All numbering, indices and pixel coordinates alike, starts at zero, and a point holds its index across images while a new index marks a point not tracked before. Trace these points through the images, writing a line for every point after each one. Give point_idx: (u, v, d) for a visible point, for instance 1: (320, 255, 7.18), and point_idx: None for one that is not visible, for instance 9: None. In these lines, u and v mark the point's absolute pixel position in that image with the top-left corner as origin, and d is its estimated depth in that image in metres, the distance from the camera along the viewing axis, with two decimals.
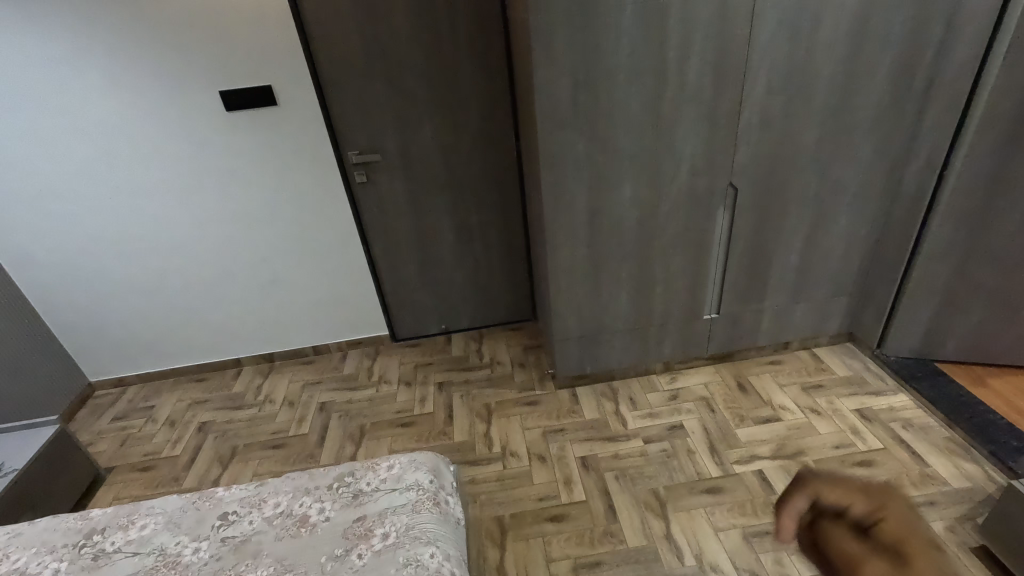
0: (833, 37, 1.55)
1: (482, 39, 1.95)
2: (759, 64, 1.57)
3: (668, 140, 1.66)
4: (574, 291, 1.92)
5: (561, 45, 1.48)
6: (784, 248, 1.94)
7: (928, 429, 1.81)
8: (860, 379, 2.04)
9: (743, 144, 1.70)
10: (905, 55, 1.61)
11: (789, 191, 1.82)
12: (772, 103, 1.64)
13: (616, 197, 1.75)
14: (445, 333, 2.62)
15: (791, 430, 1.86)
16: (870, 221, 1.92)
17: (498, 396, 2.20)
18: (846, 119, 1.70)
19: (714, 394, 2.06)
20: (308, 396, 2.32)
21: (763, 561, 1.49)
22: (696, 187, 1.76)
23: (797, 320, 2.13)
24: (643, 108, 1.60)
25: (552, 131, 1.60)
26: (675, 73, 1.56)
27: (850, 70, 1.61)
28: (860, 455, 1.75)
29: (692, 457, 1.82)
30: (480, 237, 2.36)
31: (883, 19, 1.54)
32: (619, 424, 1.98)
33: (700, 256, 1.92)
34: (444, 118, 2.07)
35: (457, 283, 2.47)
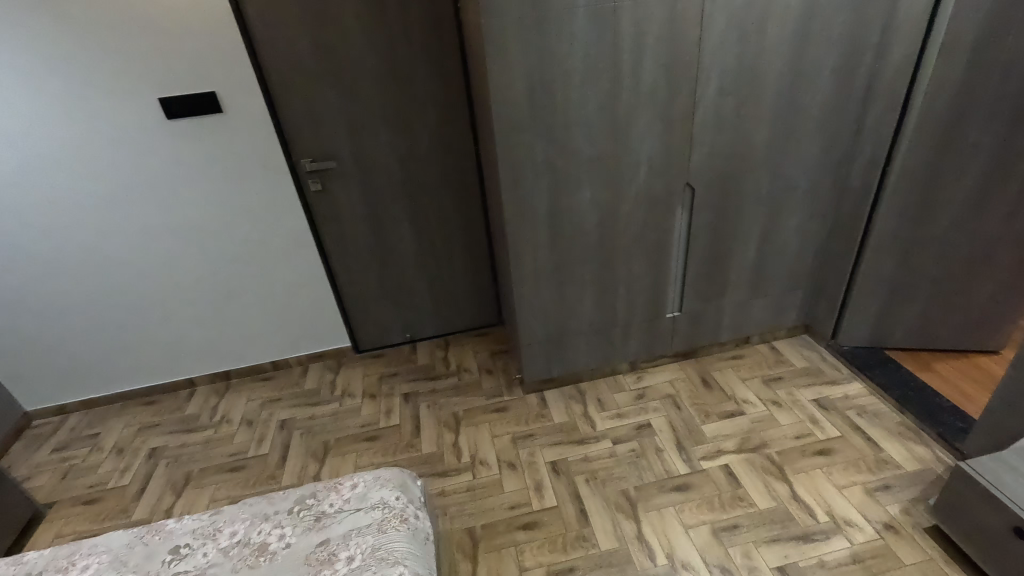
0: (778, 41, 1.60)
1: (437, 42, 1.91)
2: (711, 66, 1.60)
3: (625, 142, 1.67)
4: (538, 296, 1.91)
5: (515, 47, 1.46)
6: (741, 245, 1.99)
7: (881, 415, 1.88)
8: (816, 369, 2.11)
9: (698, 145, 1.73)
10: (846, 57, 1.67)
11: (743, 190, 1.86)
12: (724, 104, 1.67)
13: (576, 201, 1.75)
14: (410, 342, 2.56)
15: (754, 424, 1.90)
16: (820, 216, 1.98)
17: (466, 404, 2.17)
18: (794, 118, 1.75)
19: (679, 391, 2.09)
20: (268, 414, 2.22)
21: (732, 555, 1.51)
22: (654, 188, 1.78)
23: (756, 314, 2.19)
24: (600, 110, 1.60)
25: (509, 135, 1.59)
26: (629, 77, 1.57)
27: (796, 72, 1.66)
28: (820, 444, 1.80)
29: (660, 455, 1.83)
30: (442, 243, 2.33)
31: (825, 20, 1.59)
32: (588, 426, 1.98)
33: (660, 257, 1.94)
34: (399, 124, 2.03)
35: (419, 291, 2.43)
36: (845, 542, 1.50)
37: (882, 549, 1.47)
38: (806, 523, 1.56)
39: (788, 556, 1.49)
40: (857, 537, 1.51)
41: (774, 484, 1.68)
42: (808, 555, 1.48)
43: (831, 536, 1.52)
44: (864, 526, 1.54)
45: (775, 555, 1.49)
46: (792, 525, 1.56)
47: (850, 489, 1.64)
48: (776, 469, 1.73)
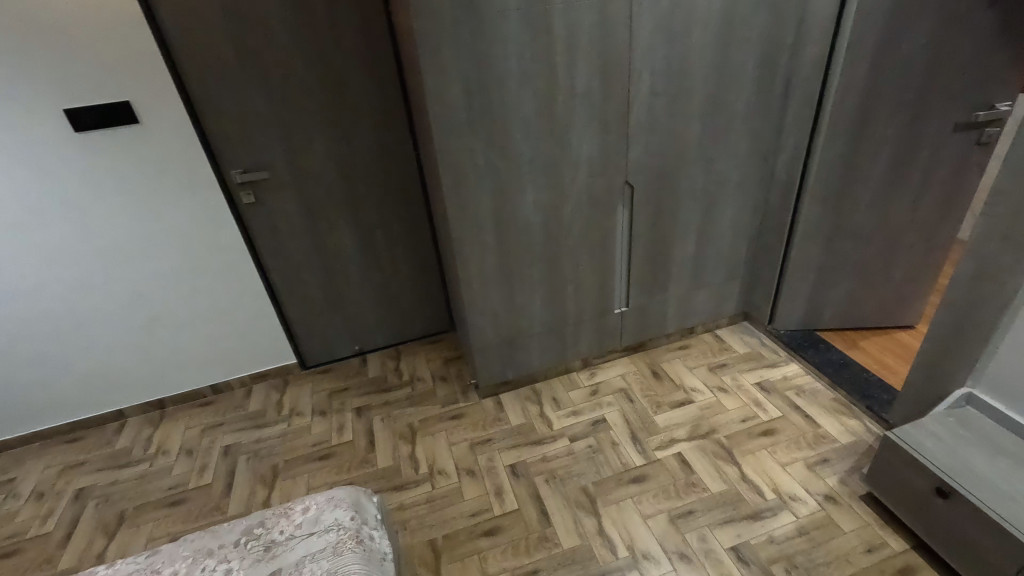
0: (703, 41, 1.66)
1: (370, 46, 1.86)
2: (642, 66, 1.64)
3: (565, 144, 1.69)
4: (488, 299, 1.90)
5: (449, 50, 1.45)
6: (681, 239, 2.06)
7: (817, 393, 2.00)
8: (757, 354, 2.22)
9: (634, 144, 1.78)
10: (765, 56, 1.76)
11: (680, 186, 1.93)
12: (656, 103, 1.72)
13: (520, 202, 1.75)
14: (359, 354, 2.49)
15: (702, 411, 1.97)
16: (752, 209, 2.08)
17: (421, 414, 2.13)
18: (723, 116, 1.83)
19: (631, 384, 2.14)
20: (209, 441, 2.10)
21: (689, 540, 1.55)
22: (595, 187, 1.81)
23: (699, 305, 2.27)
24: (538, 111, 1.61)
25: (449, 140, 1.57)
26: (565, 79, 1.59)
27: (721, 72, 1.74)
28: (764, 425, 1.89)
29: (616, 449, 1.86)
30: (387, 251, 2.27)
31: (745, 22, 1.67)
32: (545, 426, 1.99)
33: (606, 254, 1.98)
34: (335, 131, 1.96)
35: (367, 301, 2.36)
36: (791, 516, 1.58)
37: (824, 520, 1.56)
38: (755, 502, 1.63)
39: (740, 535, 1.55)
40: (801, 511, 1.59)
41: (724, 467, 1.75)
42: (758, 533, 1.55)
43: (778, 512, 1.60)
44: (807, 499, 1.62)
45: (728, 536, 1.55)
46: (743, 505, 1.63)
47: (793, 465, 1.73)
48: (725, 453, 1.80)
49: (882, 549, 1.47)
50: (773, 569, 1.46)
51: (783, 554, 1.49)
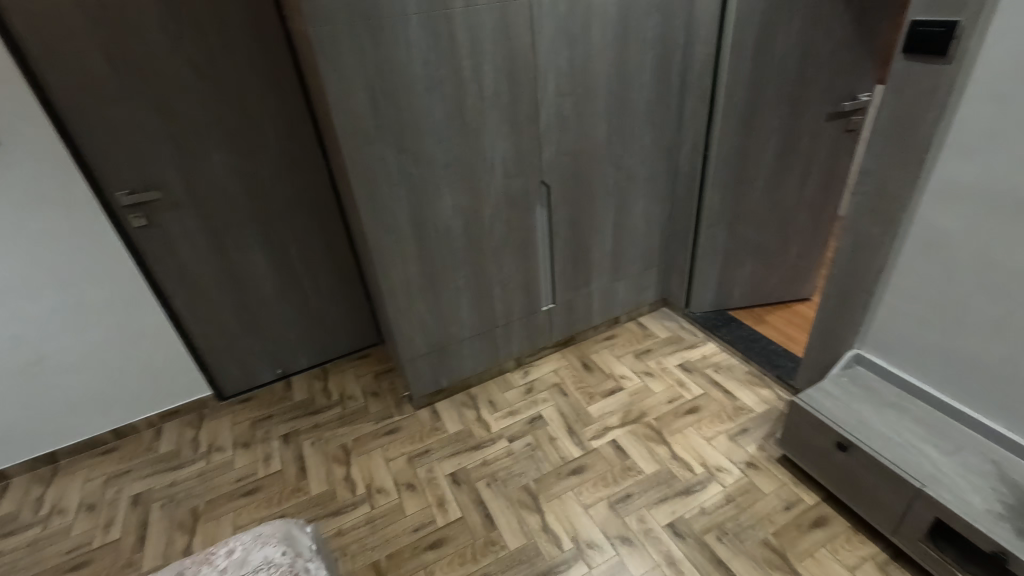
0: (602, 42, 1.73)
1: (265, 53, 1.76)
2: (547, 68, 1.68)
3: (478, 147, 1.70)
4: (413, 309, 1.87)
5: (349, 55, 1.40)
6: (599, 234, 2.13)
7: (732, 368, 2.14)
8: (677, 337, 2.34)
9: (546, 144, 1.81)
10: (661, 56, 1.86)
11: (593, 182, 1.99)
12: (564, 103, 1.77)
13: (438, 208, 1.73)
14: (283, 377, 2.36)
15: (632, 396, 2.06)
16: (661, 200, 2.20)
17: (354, 432, 2.05)
18: (626, 113, 1.91)
19: (564, 378, 2.19)
20: (114, 492, 1.90)
21: (629, 523, 1.61)
22: (512, 188, 1.83)
23: (621, 295, 2.36)
24: (448, 116, 1.60)
25: (358, 148, 1.52)
26: (472, 82, 1.59)
27: (621, 71, 1.82)
28: (688, 404, 2.00)
29: (554, 443, 1.89)
30: (304, 267, 2.17)
31: (639, 23, 1.76)
32: (483, 430, 1.99)
33: (529, 253, 2.01)
34: (234, 144, 1.84)
35: (286, 322, 2.24)
36: (719, 486, 1.69)
37: (748, 485, 1.68)
38: (686, 478, 1.72)
39: (675, 511, 1.63)
40: (727, 480, 1.70)
41: (656, 448, 1.83)
42: (691, 506, 1.63)
43: (707, 484, 1.70)
44: (731, 468, 1.74)
45: (664, 513, 1.62)
46: (675, 482, 1.72)
47: (717, 438, 1.85)
48: (655, 434, 1.88)
49: (797, 504, 1.60)
50: (706, 539, 1.54)
51: (714, 523, 1.58)
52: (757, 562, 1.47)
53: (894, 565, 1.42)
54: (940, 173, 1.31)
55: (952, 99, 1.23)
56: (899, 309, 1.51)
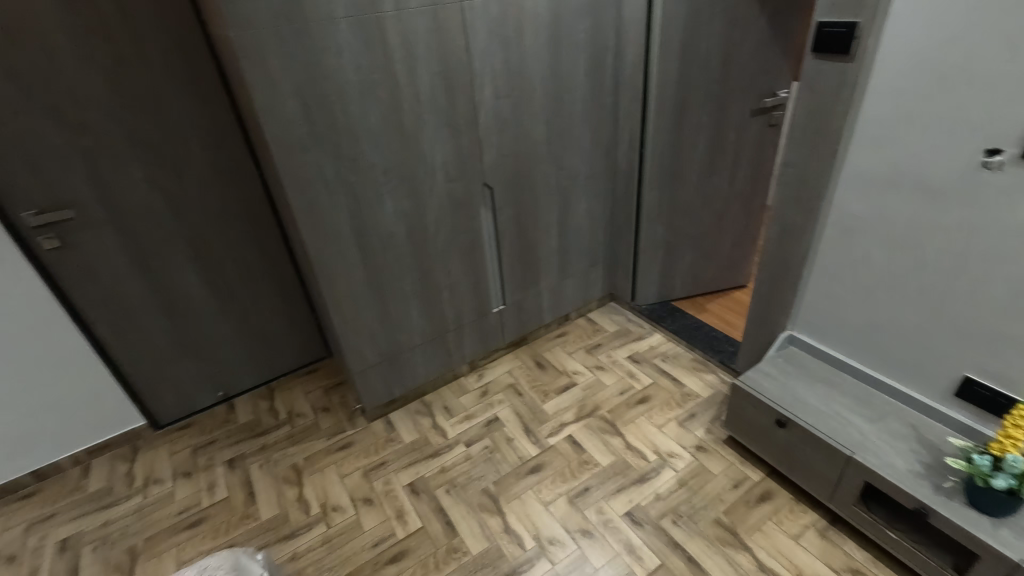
0: (536, 45, 1.75)
1: (184, 59, 1.67)
2: (482, 71, 1.68)
3: (417, 152, 1.68)
4: (360, 319, 1.82)
5: (275, 60, 1.35)
6: (544, 233, 2.15)
7: (678, 356, 2.22)
8: (626, 330, 2.41)
9: (487, 146, 1.82)
10: (593, 58, 1.91)
11: (536, 183, 2.01)
12: (501, 106, 1.78)
13: (379, 215, 1.70)
14: (225, 399, 2.24)
15: (585, 391, 2.09)
16: (602, 198, 2.25)
17: (305, 451, 1.97)
18: (564, 114, 1.95)
19: (519, 378, 2.20)
20: (38, 539, 1.74)
21: (589, 516, 1.64)
22: (455, 191, 1.82)
23: (569, 292, 2.40)
24: (385, 121, 1.57)
25: (291, 157, 1.47)
26: (407, 86, 1.57)
27: (556, 73, 1.85)
28: (639, 394, 2.05)
29: (512, 444, 1.90)
30: (241, 283, 2.07)
31: (570, 26, 1.79)
32: (440, 436, 1.97)
33: (476, 256, 2.00)
34: (155, 156, 1.73)
35: (225, 342, 2.13)
36: (672, 471, 1.74)
37: (698, 468, 1.74)
38: (641, 466, 1.77)
39: (631, 499, 1.67)
40: (679, 465, 1.76)
41: (610, 440, 1.88)
42: (646, 493, 1.68)
43: (660, 470, 1.75)
44: (683, 453, 1.80)
45: (622, 503, 1.66)
46: (630, 471, 1.76)
47: (667, 425, 1.91)
48: (610, 427, 1.93)
49: (744, 482, 1.68)
50: (662, 523, 1.59)
51: (669, 507, 1.63)
52: (711, 541, 1.53)
53: (832, 530, 1.52)
54: (851, 163, 1.41)
55: (858, 94, 1.33)
56: (824, 290, 1.62)
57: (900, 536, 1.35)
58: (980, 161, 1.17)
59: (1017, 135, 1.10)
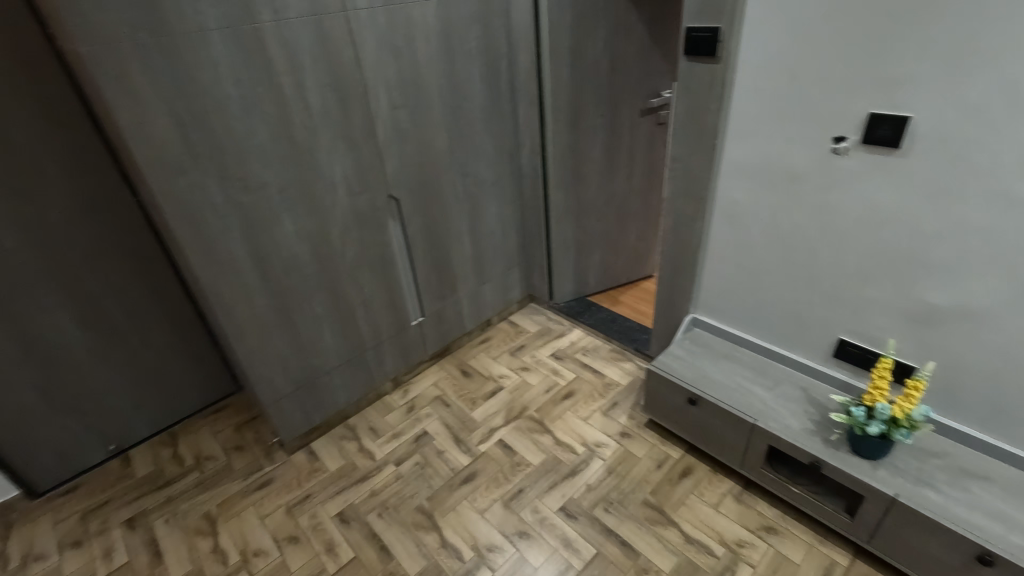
0: (428, 54, 1.75)
1: (31, 79, 1.48)
2: (375, 81, 1.65)
3: (313, 167, 1.61)
4: (268, 347, 1.71)
5: (140, 77, 1.23)
6: (457, 241, 2.15)
7: (598, 348, 2.31)
8: (547, 329, 2.46)
9: (388, 158, 1.78)
10: (488, 65, 1.94)
11: (443, 191, 2.01)
12: (399, 116, 1.76)
13: (278, 235, 1.61)
14: (119, 453, 2.02)
15: (512, 393, 2.11)
16: (511, 202, 2.29)
17: (219, 496, 1.82)
18: (464, 122, 1.96)
19: (445, 389, 2.17)
20: None
21: (525, 516, 1.65)
22: (359, 205, 1.77)
23: (488, 298, 2.41)
24: (274, 136, 1.49)
25: (170, 181, 1.35)
26: (295, 100, 1.50)
27: (452, 81, 1.85)
28: (564, 390, 2.11)
29: (443, 456, 1.87)
30: (126, 322, 1.87)
31: (462, 34, 1.81)
32: (367, 459, 1.89)
33: (388, 270, 1.96)
34: (3, 190, 1.51)
35: (112, 390, 1.91)
36: (600, 461, 1.80)
37: (625, 454, 1.81)
38: (571, 460, 1.81)
39: (564, 494, 1.70)
40: (606, 453, 1.82)
41: (540, 438, 1.90)
42: (578, 486, 1.72)
43: (589, 461, 1.80)
44: (609, 441, 1.87)
45: (556, 498, 1.69)
46: (561, 466, 1.80)
47: (592, 416, 1.97)
48: (538, 425, 1.96)
49: (667, 461, 1.78)
50: (595, 513, 1.64)
51: (600, 496, 1.68)
52: (641, 522, 1.60)
53: (746, 494, 1.65)
54: (727, 156, 1.54)
55: (727, 93, 1.45)
56: (718, 273, 1.75)
57: (801, 490, 1.49)
58: (830, 148, 1.32)
59: (856, 123, 1.26)
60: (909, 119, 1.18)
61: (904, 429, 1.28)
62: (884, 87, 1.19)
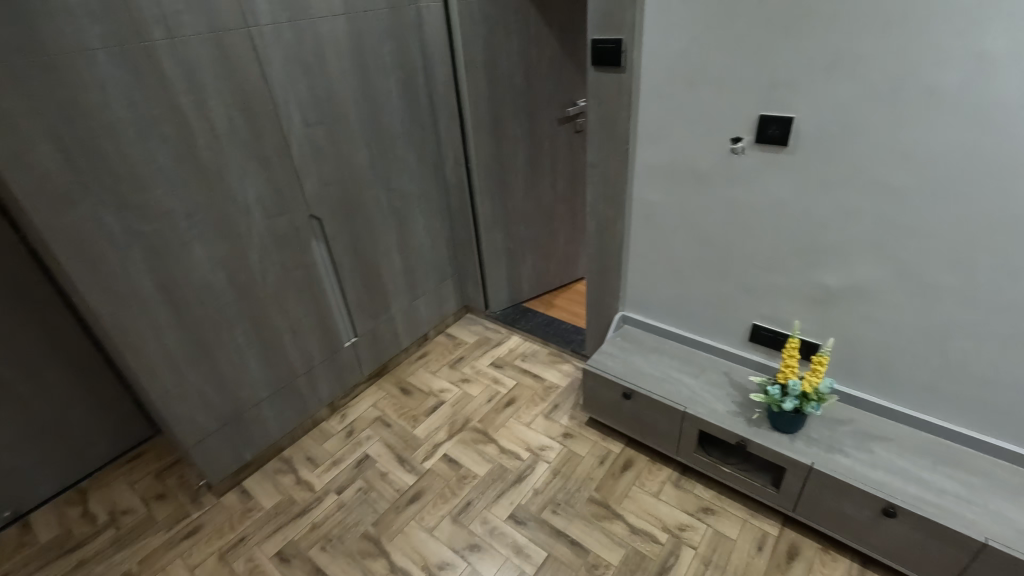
0: (341, 69, 1.71)
1: None
2: (286, 99, 1.60)
3: (224, 190, 1.53)
4: (187, 384, 1.60)
5: (14, 101, 1.12)
6: (386, 257, 2.11)
7: (536, 353, 2.34)
8: (484, 338, 2.47)
9: (306, 177, 1.73)
10: (404, 79, 1.93)
11: (367, 208, 1.97)
12: (315, 133, 1.71)
13: (190, 264, 1.51)
14: (15, 519, 1.79)
15: (454, 406, 2.09)
16: (439, 215, 2.28)
17: (140, 552, 1.67)
18: (384, 136, 1.93)
19: (384, 409, 2.12)
20: None
21: (475, 529, 1.63)
22: (278, 227, 1.70)
23: (423, 312, 2.39)
24: (177, 160, 1.41)
25: (57, 213, 1.23)
26: (199, 121, 1.42)
27: (368, 97, 1.83)
28: (506, 397, 2.12)
29: (387, 478, 1.82)
30: (16, 372, 1.67)
31: (374, 49, 1.79)
32: (306, 491, 1.81)
33: (315, 292, 1.89)
34: None
35: (4, 449, 1.70)
36: (545, 463, 1.82)
37: (568, 454, 1.85)
38: (517, 466, 1.82)
39: (512, 501, 1.71)
40: (551, 455, 1.85)
41: (485, 448, 1.90)
42: (525, 491, 1.73)
43: (535, 465, 1.82)
44: (553, 443, 1.90)
45: (504, 507, 1.69)
46: (507, 474, 1.80)
47: (535, 420, 2.00)
48: (482, 436, 1.95)
49: (609, 456, 1.83)
50: (544, 516, 1.65)
51: (547, 499, 1.70)
52: (588, 519, 1.63)
53: (684, 479, 1.72)
54: (640, 159, 1.62)
55: (634, 100, 1.53)
56: (642, 271, 1.83)
57: (732, 469, 1.58)
58: (729, 148, 1.43)
59: (750, 125, 1.37)
60: (793, 120, 1.30)
61: (814, 402, 1.40)
62: (769, 92, 1.31)
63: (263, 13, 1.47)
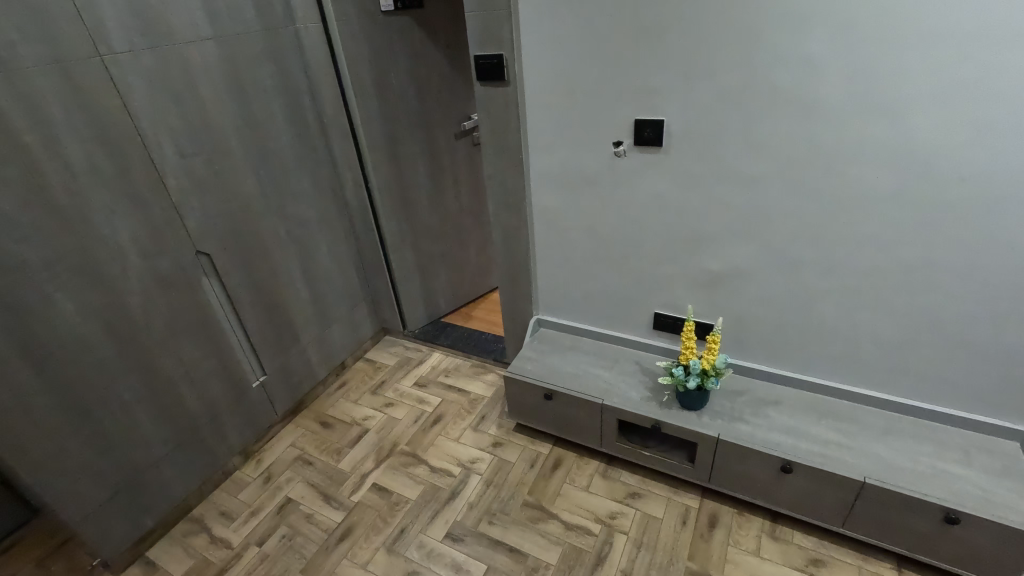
0: (216, 95, 1.62)
1: None
2: (155, 130, 1.48)
3: (91, 233, 1.39)
4: (65, 455, 1.41)
5: None
6: (290, 287, 2.02)
7: (458, 366, 2.34)
8: (405, 358, 2.42)
9: (188, 211, 1.61)
10: (290, 102, 1.86)
11: (263, 238, 1.87)
12: (193, 164, 1.60)
13: (56, 320, 1.35)
14: None
15: (379, 433, 2.03)
16: (343, 238, 2.22)
17: None
18: (273, 162, 1.85)
19: (304, 447, 2.01)
20: None
21: (412, 555, 1.59)
22: (160, 268, 1.57)
23: (337, 340, 2.30)
24: (27, 206, 1.26)
25: None
26: (51, 160, 1.28)
27: (251, 122, 1.75)
28: (432, 415, 2.09)
29: (313, 519, 1.73)
30: None
31: (253, 73, 1.72)
32: (222, 550, 1.67)
33: (212, 332, 1.76)
34: None
35: None
36: (478, 475, 1.82)
37: (499, 462, 1.86)
38: (449, 483, 1.80)
39: (447, 520, 1.68)
40: (482, 467, 1.85)
41: (415, 470, 1.86)
42: (459, 507, 1.72)
43: (467, 479, 1.81)
44: (483, 454, 1.90)
45: (440, 527, 1.66)
46: (440, 492, 1.77)
47: (464, 434, 1.99)
48: (411, 458, 1.91)
49: (539, 458, 1.86)
50: (480, 528, 1.65)
51: (482, 511, 1.70)
52: (524, 523, 1.64)
53: (610, 469, 1.79)
54: (534, 167, 1.67)
55: (522, 111, 1.58)
56: (549, 274, 1.89)
57: (652, 451, 1.67)
58: (612, 152, 1.52)
59: (627, 129, 1.47)
60: (664, 122, 1.41)
61: (712, 377, 1.52)
62: (641, 97, 1.41)
63: (117, 40, 1.36)
